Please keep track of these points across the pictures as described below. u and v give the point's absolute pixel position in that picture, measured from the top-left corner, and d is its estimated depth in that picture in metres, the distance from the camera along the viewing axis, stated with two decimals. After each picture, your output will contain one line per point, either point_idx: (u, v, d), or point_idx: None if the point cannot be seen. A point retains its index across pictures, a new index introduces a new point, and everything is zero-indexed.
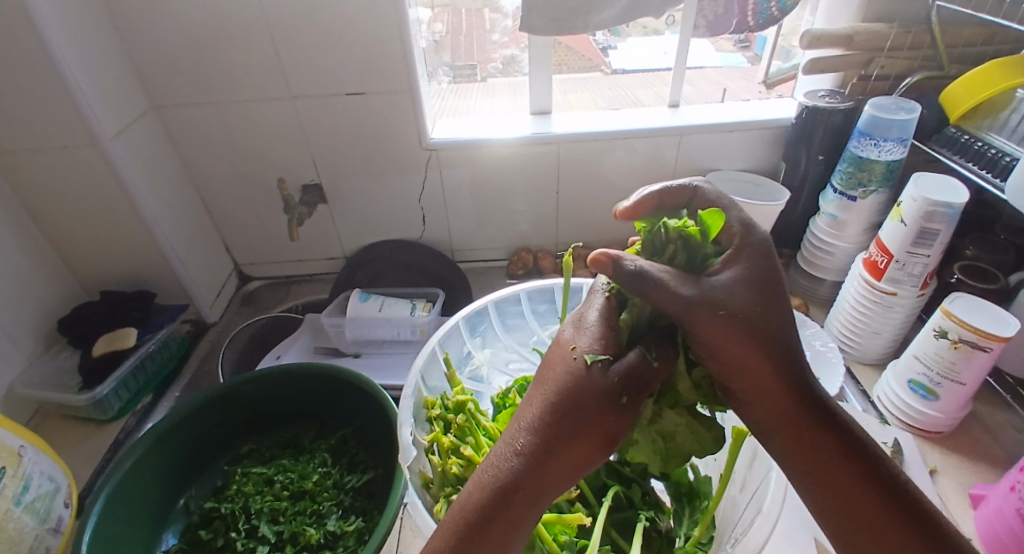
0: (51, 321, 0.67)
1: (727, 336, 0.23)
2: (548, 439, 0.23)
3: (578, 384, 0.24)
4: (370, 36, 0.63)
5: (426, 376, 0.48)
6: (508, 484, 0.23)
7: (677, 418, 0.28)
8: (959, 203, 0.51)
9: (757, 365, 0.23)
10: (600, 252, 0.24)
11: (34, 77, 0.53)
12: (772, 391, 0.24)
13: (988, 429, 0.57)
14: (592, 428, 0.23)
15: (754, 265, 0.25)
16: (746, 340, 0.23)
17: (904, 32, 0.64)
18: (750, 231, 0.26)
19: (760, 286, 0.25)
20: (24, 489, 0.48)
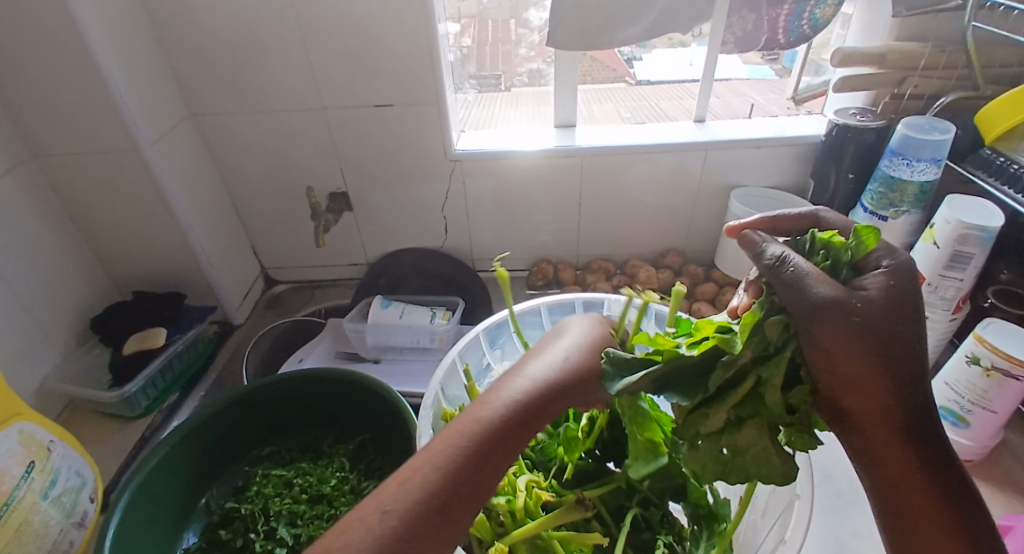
0: (85, 319, 0.70)
1: (851, 352, 0.24)
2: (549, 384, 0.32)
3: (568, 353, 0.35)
4: (400, 50, 0.64)
5: (445, 387, 0.49)
6: (515, 410, 0.30)
7: (756, 436, 0.28)
8: (994, 226, 0.50)
9: (876, 385, 0.24)
10: (750, 235, 0.28)
11: (79, 84, 0.56)
12: (885, 414, 0.24)
13: (1021, 459, 0.55)
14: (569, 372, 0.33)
15: (901, 291, 0.26)
16: (871, 355, 0.24)
17: (938, 52, 0.63)
18: (901, 258, 0.28)
19: (895, 307, 0.25)
20: (51, 483, 0.50)
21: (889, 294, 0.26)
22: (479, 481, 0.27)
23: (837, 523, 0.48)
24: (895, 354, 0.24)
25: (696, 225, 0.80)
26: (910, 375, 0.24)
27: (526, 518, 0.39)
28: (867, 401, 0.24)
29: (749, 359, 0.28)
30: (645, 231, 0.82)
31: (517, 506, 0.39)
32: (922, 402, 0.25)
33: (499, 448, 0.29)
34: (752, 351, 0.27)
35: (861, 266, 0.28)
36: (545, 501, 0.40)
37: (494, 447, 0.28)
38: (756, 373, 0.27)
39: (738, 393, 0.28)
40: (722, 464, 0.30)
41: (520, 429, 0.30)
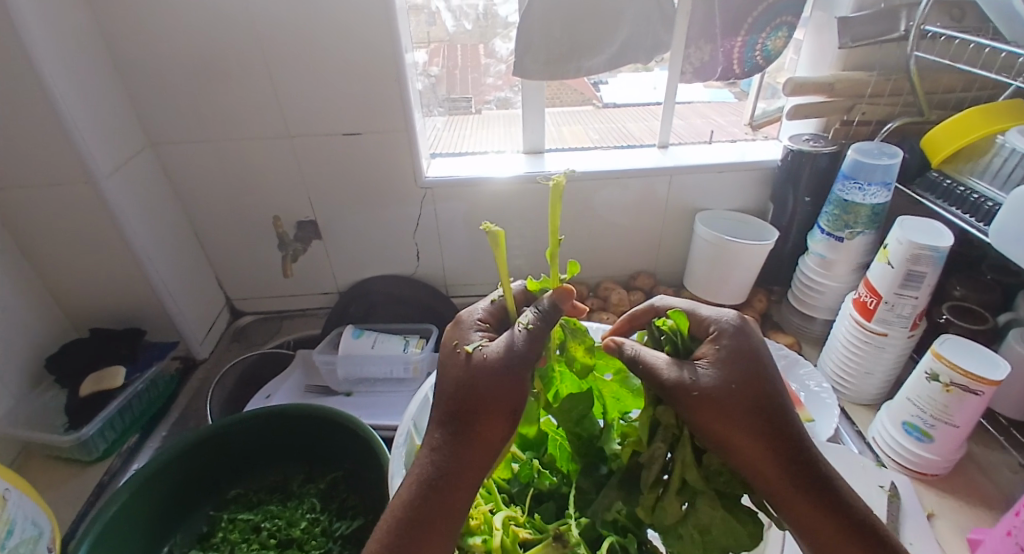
0: (38, 359, 0.66)
1: (718, 421, 0.26)
2: (454, 433, 0.26)
3: (467, 374, 0.26)
4: (368, 79, 0.64)
5: (419, 422, 0.49)
6: (436, 477, 0.26)
7: (712, 512, 0.31)
8: (944, 247, 0.52)
9: (742, 441, 0.26)
10: (610, 340, 0.32)
11: (35, 117, 0.54)
12: (761, 464, 0.26)
13: (980, 469, 0.57)
14: (474, 408, 0.26)
15: (732, 348, 0.28)
16: (737, 420, 0.26)
17: (884, 80, 0.67)
18: (725, 319, 0.30)
19: (739, 362, 0.27)
20: (7, 533, 0.46)
21: (733, 351, 0.28)
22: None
23: None
24: (759, 410, 0.26)
25: (664, 248, 0.82)
26: (781, 426, 0.26)
27: None
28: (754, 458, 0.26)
29: (664, 448, 0.32)
30: (616, 255, 0.83)
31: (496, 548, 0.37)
32: (806, 449, 0.26)
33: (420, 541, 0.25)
34: (662, 443, 0.32)
35: (698, 334, 0.31)
36: (523, 539, 0.39)
37: (427, 530, 0.25)
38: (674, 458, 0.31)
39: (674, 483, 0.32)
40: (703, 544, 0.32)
41: (437, 507, 0.25)
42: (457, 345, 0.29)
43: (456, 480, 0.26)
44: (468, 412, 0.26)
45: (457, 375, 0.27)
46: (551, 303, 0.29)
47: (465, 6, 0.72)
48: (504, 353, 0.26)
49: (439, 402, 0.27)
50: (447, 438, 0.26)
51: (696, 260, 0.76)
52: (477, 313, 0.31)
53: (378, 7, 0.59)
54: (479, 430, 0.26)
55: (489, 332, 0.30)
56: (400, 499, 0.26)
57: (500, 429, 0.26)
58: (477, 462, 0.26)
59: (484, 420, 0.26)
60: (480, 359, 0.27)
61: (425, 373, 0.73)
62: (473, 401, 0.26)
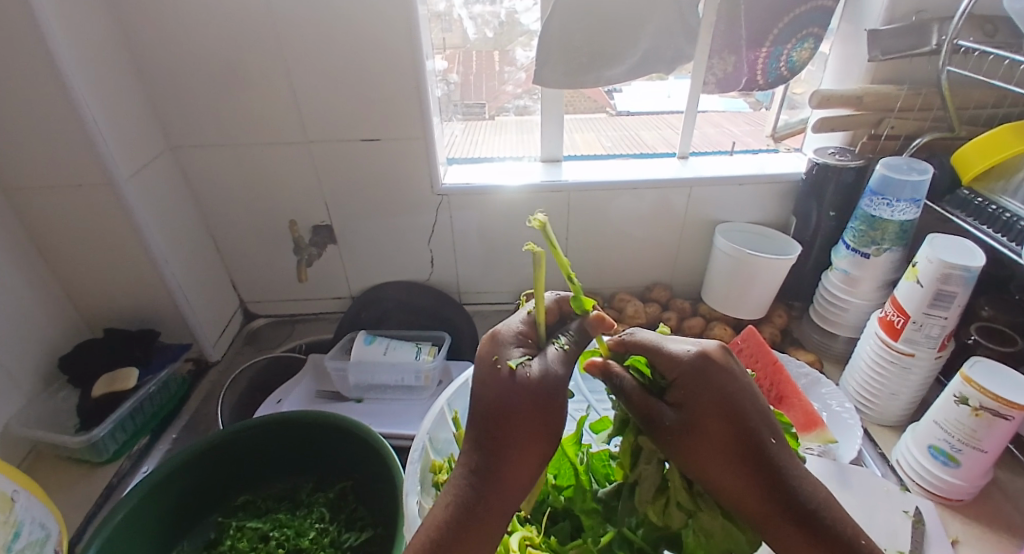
0: (53, 358, 0.66)
1: (692, 451, 0.27)
2: (485, 458, 0.25)
3: (500, 392, 0.25)
4: (386, 85, 0.64)
5: (434, 436, 0.49)
6: (470, 500, 0.25)
7: (713, 521, 0.31)
8: (976, 267, 0.50)
9: (714, 463, 0.27)
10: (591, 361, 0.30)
11: (57, 119, 0.54)
12: (735, 485, 0.27)
13: (1009, 496, 0.55)
14: (507, 431, 0.25)
15: (699, 383, 0.27)
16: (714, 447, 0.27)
17: (914, 95, 0.65)
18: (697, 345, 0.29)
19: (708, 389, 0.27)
20: (14, 537, 0.46)
21: (696, 387, 0.28)
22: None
23: None
24: (736, 439, 0.26)
25: (682, 259, 0.81)
26: (761, 451, 0.26)
27: None
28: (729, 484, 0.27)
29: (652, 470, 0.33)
30: (632, 266, 0.82)
31: None
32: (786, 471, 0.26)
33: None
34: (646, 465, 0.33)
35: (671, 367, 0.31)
36: None
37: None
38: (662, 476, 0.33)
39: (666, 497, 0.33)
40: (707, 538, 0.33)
41: (469, 537, 0.24)
42: (497, 362, 0.27)
43: (486, 507, 0.25)
44: (500, 435, 0.25)
45: (500, 393, 0.25)
46: (586, 330, 0.30)
47: (485, 14, 0.71)
48: (551, 374, 0.26)
49: (468, 420, 0.27)
50: (477, 461, 0.25)
51: (716, 274, 0.74)
52: (515, 324, 0.29)
53: (399, 15, 0.59)
54: (512, 455, 0.25)
55: (529, 346, 0.29)
56: (425, 528, 0.25)
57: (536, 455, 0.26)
58: (514, 490, 0.25)
59: (519, 444, 0.25)
60: (530, 377, 0.26)
61: (437, 381, 0.72)
62: (508, 423, 0.25)
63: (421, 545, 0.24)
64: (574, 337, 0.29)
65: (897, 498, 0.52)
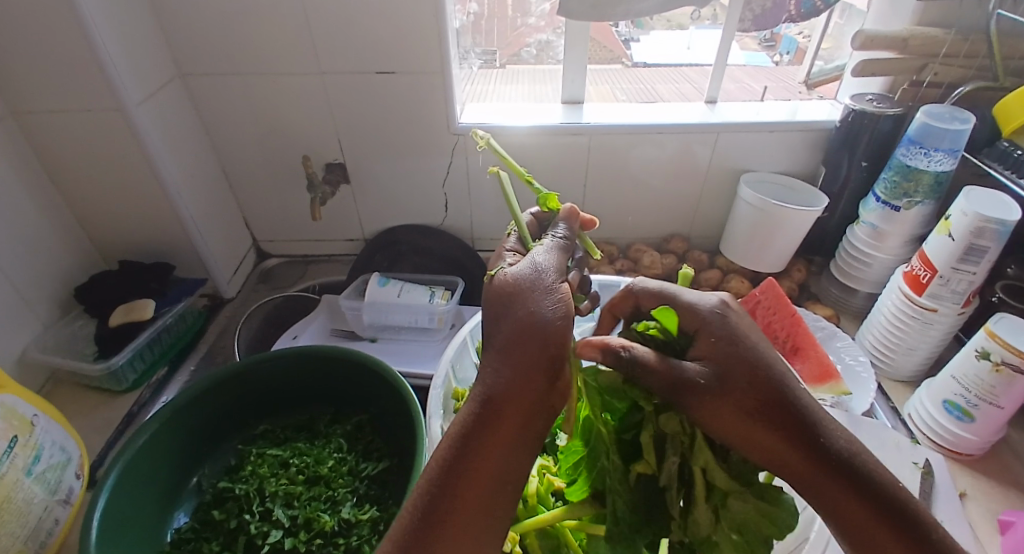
0: (68, 288, 0.66)
1: (726, 410, 0.25)
2: (496, 370, 0.26)
3: (521, 298, 0.27)
4: (403, 15, 0.61)
5: (455, 367, 0.51)
6: (489, 396, 0.26)
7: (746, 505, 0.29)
8: (1013, 220, 0.49)
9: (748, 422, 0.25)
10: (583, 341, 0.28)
11: (61, 37, 0.52)
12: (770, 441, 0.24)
13: (1019, 453, 0.56)
14: (527, 349, 0.25)
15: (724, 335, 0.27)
16: (742, 415, 0.25)
17: (961, 40, 0.61)
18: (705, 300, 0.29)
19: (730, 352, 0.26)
20: (35, 459, 0.47)
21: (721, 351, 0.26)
22: (474, 470, 0.25)
23: None
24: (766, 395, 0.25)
25: (702, 210, 0.79)
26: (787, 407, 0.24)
27: (538, 505, 0.41)
28: (762, 443, 0.25)
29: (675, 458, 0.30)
30: (651, 216, 0.80)
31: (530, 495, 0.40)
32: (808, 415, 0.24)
33: (474, 477, 0.25)
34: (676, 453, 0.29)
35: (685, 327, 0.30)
36: (556, 488, 0.41)
37: (484, 443, 0.25)
38: (697, 465, 0.29)
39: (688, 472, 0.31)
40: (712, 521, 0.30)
41: (486, 451, 0.25)
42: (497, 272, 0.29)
43: (500, 427, 0.25)
44: (514, 355, 0.26)
45: (507, 287, 0.27)
46: (564, 224, 0.33)
47: None
48: (536, 269, 0.28)
49: (491, 336, 0.27)
50: (499, 382, 0.26)
51: (738, 225, 0.72)
52: (509, 243, 0.33)
53: None
54: (528, 377, 0.26)
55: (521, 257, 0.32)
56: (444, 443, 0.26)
57: (548, 359, 0.26)
58: (536, 402, 0.26)
59: (538, 353, 0.26)
60: (520, 273, 0.28)
61: (450, 324, 0.72)
62: (527, 338, 0.26)
63: (453, 435, 0.26)
64: (559, 233, 0.32)
65: (907, 450, 0.53)
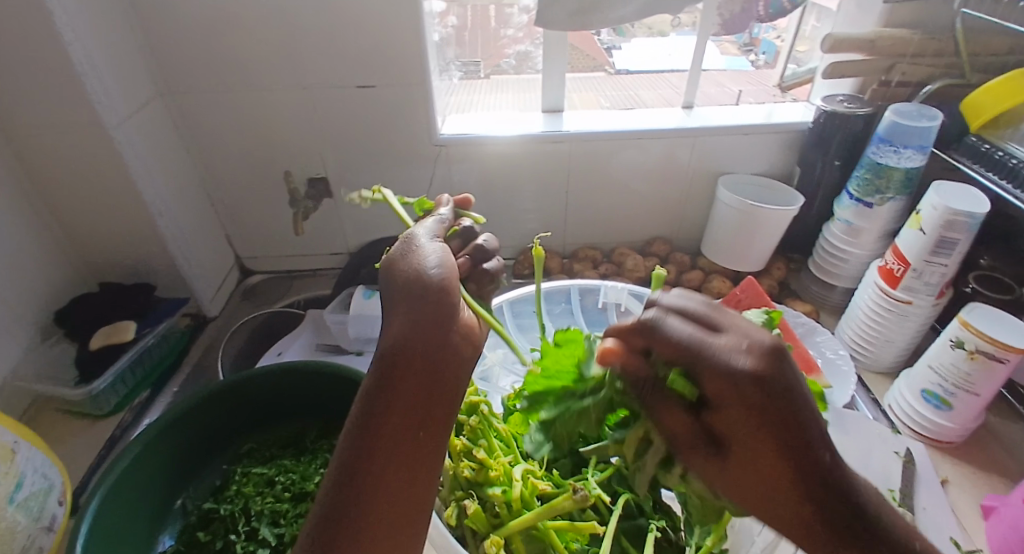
0: (48, 313, 0.65)
1: (733, 484, 0.24)
2: (390, 355, 0.28)
3: (410, 287, 0.29)
4: (381, 30, 0.61)
5: None
6: (382, 377, 0.28)
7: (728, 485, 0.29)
8: (981, 213, 0.50)
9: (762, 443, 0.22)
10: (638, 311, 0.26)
11: (35, 61, 0.51)
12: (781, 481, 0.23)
13: (1001, 441, 0.56)
14: (421, 329, 0.28)
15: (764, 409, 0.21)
16: (765, 450, 0.22)
17: (927, 40, 0.63)
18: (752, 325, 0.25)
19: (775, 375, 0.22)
20: (18, 487, 0.46)
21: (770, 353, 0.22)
22: (376, 459, 0.27)
23: None
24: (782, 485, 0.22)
25: (683, 213, 0.80)
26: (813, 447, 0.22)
27: (521, 508, 0.38)
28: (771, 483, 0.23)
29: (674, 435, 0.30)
30: (633, 220, 0.81)
31: (512, 495, 0.37)
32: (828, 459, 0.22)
33: (374, 463, 0.27)
34: (656, 472, 0.29)
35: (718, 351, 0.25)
36: (539, 491, 0.39)
37: (377, 430, 0.27)
38: (676, 485, 0.28)
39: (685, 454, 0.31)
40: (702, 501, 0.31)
41: (391, 419, 0.27)
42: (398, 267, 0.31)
43: (391, 412, 0.28)
44: (408, 339, 0.28)
45: (396, 278, 0.30)
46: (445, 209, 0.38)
47: None
48: (420, 255, 0.31)
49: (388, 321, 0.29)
50: (388, 359, 0.28)
51: (718, 227, 0.73)
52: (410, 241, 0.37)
53: None
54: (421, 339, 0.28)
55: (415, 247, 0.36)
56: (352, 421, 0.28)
57: (435, 335, 0.28)
58: (426, 382, 0.28)
59: (427, 331, 0.28)
60: (404, 260, 0.31)
61: None
62: (418, 319, 0.28)
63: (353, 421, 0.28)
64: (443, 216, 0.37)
65: (890, 441, 0.53)
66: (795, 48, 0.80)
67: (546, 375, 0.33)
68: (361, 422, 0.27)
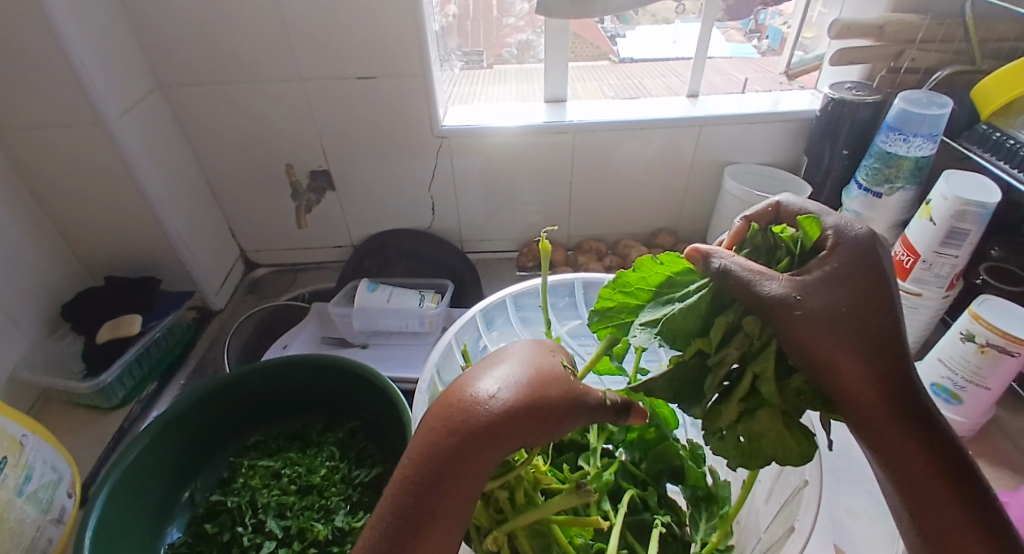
0: (54, 306, 0.66)
1: (829, 357, 0.22)
2: (483, 426, 0.22)
3: (541, 378, 0.23)
4: (381, 20, 0.61)
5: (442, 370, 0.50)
6: (463, 435, 0.22)
7: (772, 423, 0.26)
8: (992, 203, 0.49)
9: (843, 359, 0.22)
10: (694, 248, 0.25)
11: (35, 54, 0.51)
12: (862, 388, 0.22)
13: (1009, 434, 0.56)
14: (531, 421, 0.22)
15: (856, 262, 0.24)
16: (846, 365, 0.22)
17: (936, 25, 0.62)
18: (849, 231, 0.25)
19: (865, 292, 0.23)
20: (26, 478, 0.47)
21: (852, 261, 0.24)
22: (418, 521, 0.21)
23: (832, 501, 0.49)
24: (878, 345, 0.22)
25: (689, 204, 0.79)
26: (886, 360, 0.22)
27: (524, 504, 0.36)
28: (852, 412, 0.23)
29: (736, 356, 0.25)
30: (638, 211, 0.80)
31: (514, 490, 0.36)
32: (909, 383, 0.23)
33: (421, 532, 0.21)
34: (738, 351, 0.25)
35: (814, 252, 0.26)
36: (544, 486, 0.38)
37: (439, 492, 0.21)
38: (750, 370, 0.25)
39: (738, 390, 0.26)
40: (743, 452, 0.27)
41: (453, 491, 0.22)
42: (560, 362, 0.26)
43: (457, 479, 0.22)
44: (509, 418, 0.22)
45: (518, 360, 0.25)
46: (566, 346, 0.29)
47: None
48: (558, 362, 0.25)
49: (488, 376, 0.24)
50: (479, 427, 0.22)
51: (724, 217, 0.73)
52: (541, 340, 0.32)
53: None
54: (526, 435, 0.22)
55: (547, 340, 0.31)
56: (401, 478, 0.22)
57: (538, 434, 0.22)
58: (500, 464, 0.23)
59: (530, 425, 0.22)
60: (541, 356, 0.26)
61: (441, 327, 0.72)
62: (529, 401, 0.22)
63: (414, 462, 0.22)
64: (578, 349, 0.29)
65: None
66: (801, 35, 0.78)
67: (625, 290, 0.32)
68: (424, 469, 0.22)
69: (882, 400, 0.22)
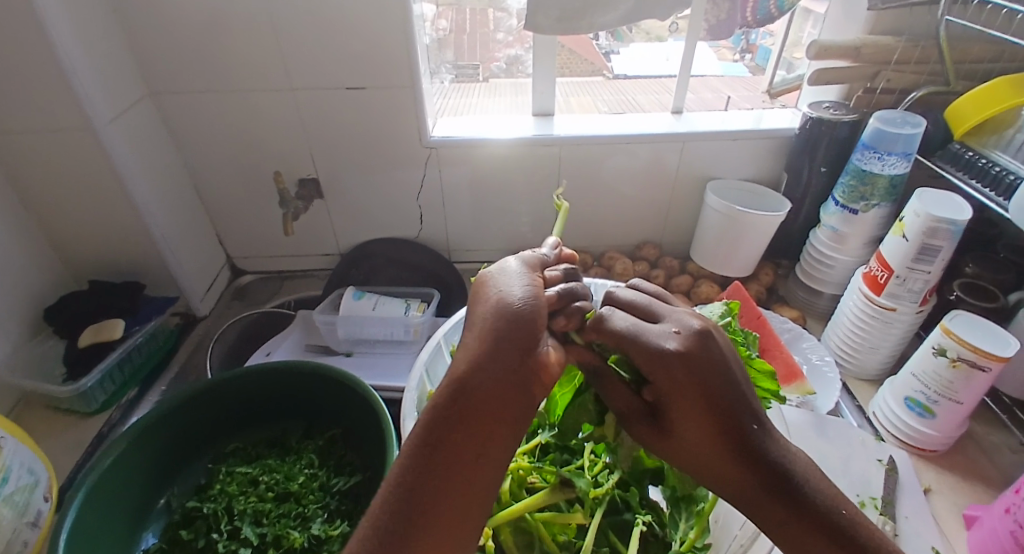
0: (37, 310, 0.66)
1: (687, 449, 0.26)
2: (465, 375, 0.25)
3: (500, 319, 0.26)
4: (373, 34, 0.62)
5: (429, 369, 0.52)
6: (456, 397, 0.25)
7: None
8: (962, 221, 0.50)
9: (696, 450, 0.26)
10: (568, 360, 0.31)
11: (28, 62, 0.52)
12: (716, 469, 0.26)
13: (983, 448, 0.57)
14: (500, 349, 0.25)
15: (688, 372, 0.25)
16: (699, 451, 0.26)
17: (911, 47, 0.63)
18: (656, 358, 0.26)
19: (695, 386, 0.25)
20: (3, 481, 0.46)
21: (684, 378, 0.25)
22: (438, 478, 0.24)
23: None
24: (719, 429, 0.25)
25: (673, 217, 0.81)
26: (733, 442, 0.25)
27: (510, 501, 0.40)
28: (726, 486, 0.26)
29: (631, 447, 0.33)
30: (624, 224, 0.81)
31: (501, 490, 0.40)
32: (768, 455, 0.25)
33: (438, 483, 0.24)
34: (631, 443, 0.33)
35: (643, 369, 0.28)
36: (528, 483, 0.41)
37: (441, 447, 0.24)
38: None
39: None
40: None
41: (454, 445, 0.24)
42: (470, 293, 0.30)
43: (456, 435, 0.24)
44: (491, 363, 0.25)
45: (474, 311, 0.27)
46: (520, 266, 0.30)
47: None
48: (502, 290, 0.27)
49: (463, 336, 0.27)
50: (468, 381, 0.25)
51: (705, 231, 0.74)
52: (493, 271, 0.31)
53: None
54: (496, 371, 0.25)
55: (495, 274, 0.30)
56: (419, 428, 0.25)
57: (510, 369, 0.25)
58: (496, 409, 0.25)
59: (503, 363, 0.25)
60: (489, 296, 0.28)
61: (426, 336, 0.73)
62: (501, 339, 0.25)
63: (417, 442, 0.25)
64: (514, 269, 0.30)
65: (872, 447, 0.54)
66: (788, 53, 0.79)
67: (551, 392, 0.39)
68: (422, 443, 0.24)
69: (736, 473, 0.25)
